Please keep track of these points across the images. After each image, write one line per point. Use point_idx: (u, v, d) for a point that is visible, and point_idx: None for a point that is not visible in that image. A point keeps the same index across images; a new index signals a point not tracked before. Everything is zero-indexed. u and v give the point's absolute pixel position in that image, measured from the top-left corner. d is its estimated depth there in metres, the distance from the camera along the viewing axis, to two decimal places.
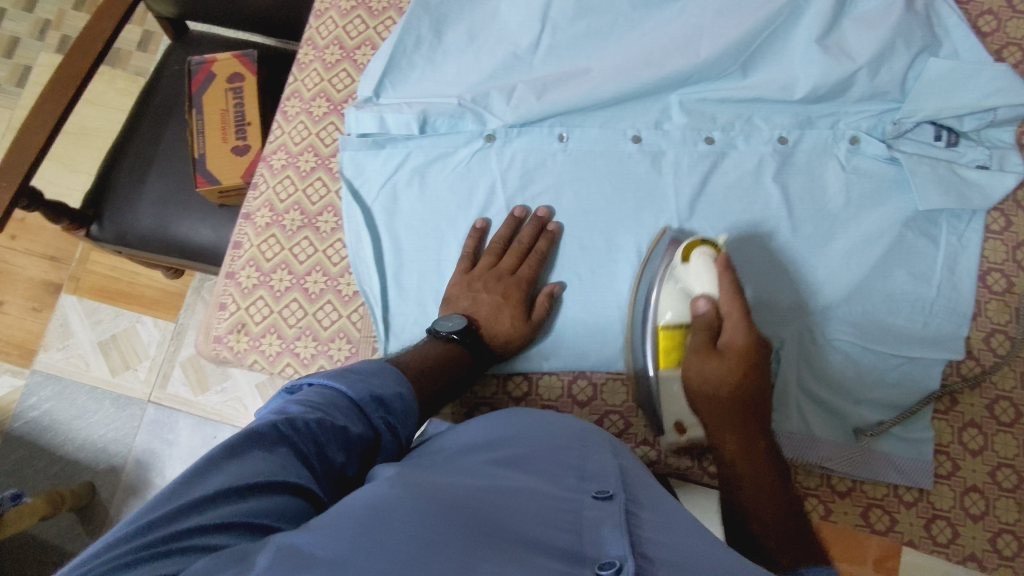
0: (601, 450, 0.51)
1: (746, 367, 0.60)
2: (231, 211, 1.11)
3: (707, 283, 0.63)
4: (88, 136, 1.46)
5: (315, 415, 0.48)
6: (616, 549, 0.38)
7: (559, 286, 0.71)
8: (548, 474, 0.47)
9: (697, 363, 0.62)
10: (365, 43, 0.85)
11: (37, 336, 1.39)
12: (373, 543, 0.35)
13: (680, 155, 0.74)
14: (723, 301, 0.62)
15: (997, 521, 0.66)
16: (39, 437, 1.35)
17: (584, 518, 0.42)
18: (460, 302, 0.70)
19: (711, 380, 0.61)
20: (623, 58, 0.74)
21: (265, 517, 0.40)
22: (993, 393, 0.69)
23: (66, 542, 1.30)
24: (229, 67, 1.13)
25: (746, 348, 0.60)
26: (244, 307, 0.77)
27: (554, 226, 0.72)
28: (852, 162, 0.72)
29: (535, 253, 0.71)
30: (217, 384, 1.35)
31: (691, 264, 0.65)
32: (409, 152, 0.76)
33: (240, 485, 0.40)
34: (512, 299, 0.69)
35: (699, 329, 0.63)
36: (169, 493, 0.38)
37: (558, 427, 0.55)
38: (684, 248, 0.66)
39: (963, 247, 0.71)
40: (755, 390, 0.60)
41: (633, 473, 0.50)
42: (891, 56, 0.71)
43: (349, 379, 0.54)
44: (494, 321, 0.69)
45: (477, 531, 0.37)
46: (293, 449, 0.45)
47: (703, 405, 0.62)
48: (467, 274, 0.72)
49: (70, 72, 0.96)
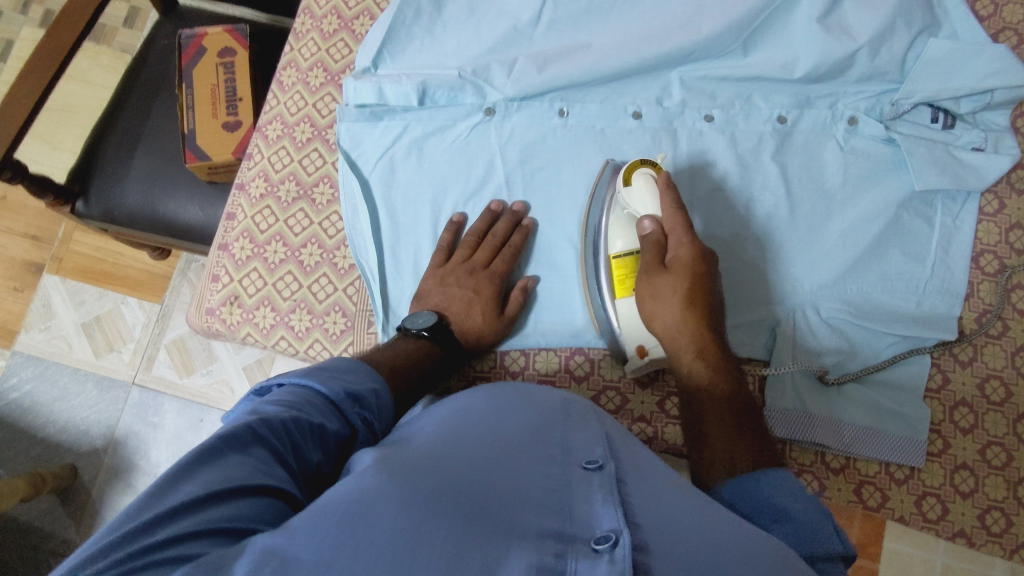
0: (584, 421, 0.50)
1: (692, 273, 0.61)
2: (219, 188, 1.09)
3: (649, 203, 0.65)
4: (72, 113, 1.43)
5: (290, 413, 0.47)
6: (609, 522, 0.38)
7: (533, 280, 0.72)
8: (531, 446, 0.45)
9: (648, 284, 0.63)
10: (363, 14, 0.84)
11: (19, 317, 1.36)
12: (358, 540, 0.35)
13: (679, 133, 0.74)
14: (668, 216, 0.63)
15: (986, 499, 0.66)
16: (20, 418, 1.32)
17: (572, 493, 0.41)
18: (431, 298, 0.70)
19: (662, 296, 0.62)
20: (623, 34, 0.74)
21: (248, 518, 0.38)
22: (984, 372, 0.69)
23: (48, 523, 1.28)
24: (220, 42, 1.11)
25: (692, 258, 0.61)
26: (238, 280, 0.76)
27: (528, 222, 0.73)
28: (850, 142, 0.73)
29: (508, 246, 0.71)
30: (203, 366, 1.34)
31: (632, 187, 0.66)
32: (407, 125, 0.76)
33: (217, 490, 0.39)
34: (483, 295, 0.69)
35: (648, 249, 0.63)
36: (145, 500, 0.37)
37: (541, 401, 0.52)
38: (625, 173, 0.67)
39: (957, 229, 0.72)
40: (706, 297, 0.61)
41: (618, 440, 0.49)
42: (892, 36, 0.71)
43: (320, 376, 0.53)
44: (465, 317, 0.68)
45: (462, 517, 0.37)
46: (269, 449, 0.43)
47: (658, 325, 0.62)
48: (441, 268, 0.72)
49: (55, 45, 0.94)
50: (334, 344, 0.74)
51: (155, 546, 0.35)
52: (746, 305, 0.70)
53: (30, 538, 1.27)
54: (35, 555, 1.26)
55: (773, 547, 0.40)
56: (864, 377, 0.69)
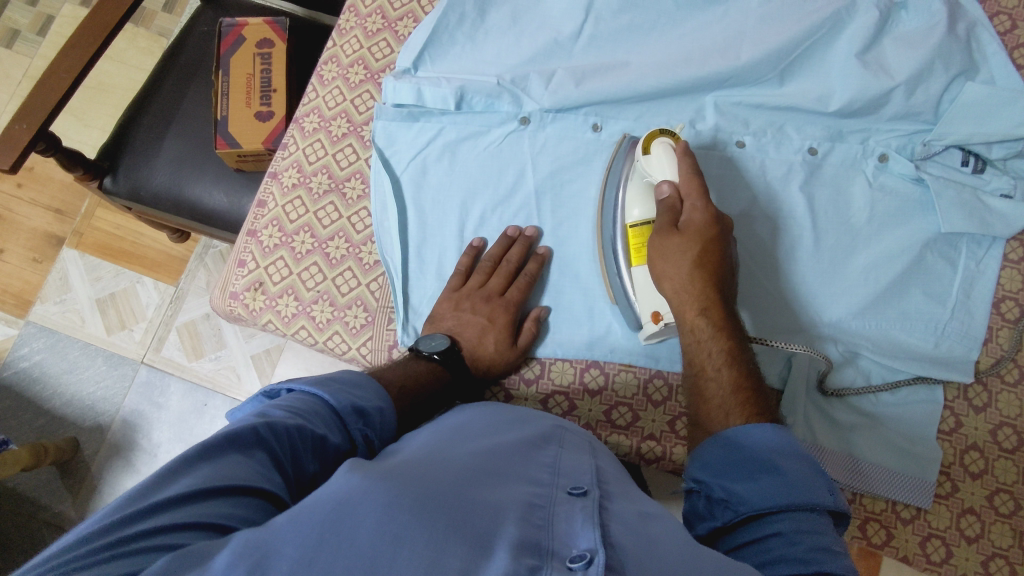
0: (577, 450, 0.51)
1: (704, 239, 0.61)
2: (246, 176, 1.10)
3: (669, 170, 0.65)
4: (106, 92, 1.45)
5: (295, 421, 0.47)
6: (586, 541, 0.38)
7: (545, 311, 0.73)
8: (521, 466, 0.46)
9: (659, 242, 0.63)
10: (408, 16, 0.85)
11: (36, 288, 1.38)
12: (339, 543, 0.34)
13: (711, 156, 0.75)
14: (684, 181, 0.64)
15: (991, 545, 0.65)
16: (27, 387, 1.33)
17: (555, 511, 0.41)
18: (445, 321, 0.71)
19: (673, 256, 0.62)
20: (662, 55, 0.75)
21: (238, 517, 0.38)
22: (997, 419, 0.69)
23: (46, 494, 1.28)
24: (260, 33, 1.13)
25: (706, 222, 0.62)
26: (264, 267, 0.77)
27: (544, 250, 0.73)
28: (878, 179, 0.73)
29: (524, 275, 0.72)
30: (212, 351, 1.34)
31: (651, 155, 0.66)
32: (441, 128, 0.77)
33: (208, 486, 0.39)
34: (498, 323, 0.69)
35: (661, 212, 0.64)
36: (143, 488, 0.37)
37: (535, 425, 0.54)
38: (644, 141, 0.67)
39: (980, 273, 0.71)
40: (716, 260, 0.61)
41: (608, 472, 0.50)
42: (928, 78, 0.71)
43: (331, 388, 0.53)
44: (477, 345, 0.69)
45: (445, 522, 0.37)
46: (269, 454, 0.43)
47: (668, 285, 0.63)
48: (457, 292, 0.72)
49: (98, 24, 0.95)
50: (353, 337, 0.74)
51: (146, 533, 0.35)
52: (763, 331, 0.71)
53: (27, 507, 1.27)
54: (29, 525, 1.26)
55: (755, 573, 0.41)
56: (875, 415, 0.69)
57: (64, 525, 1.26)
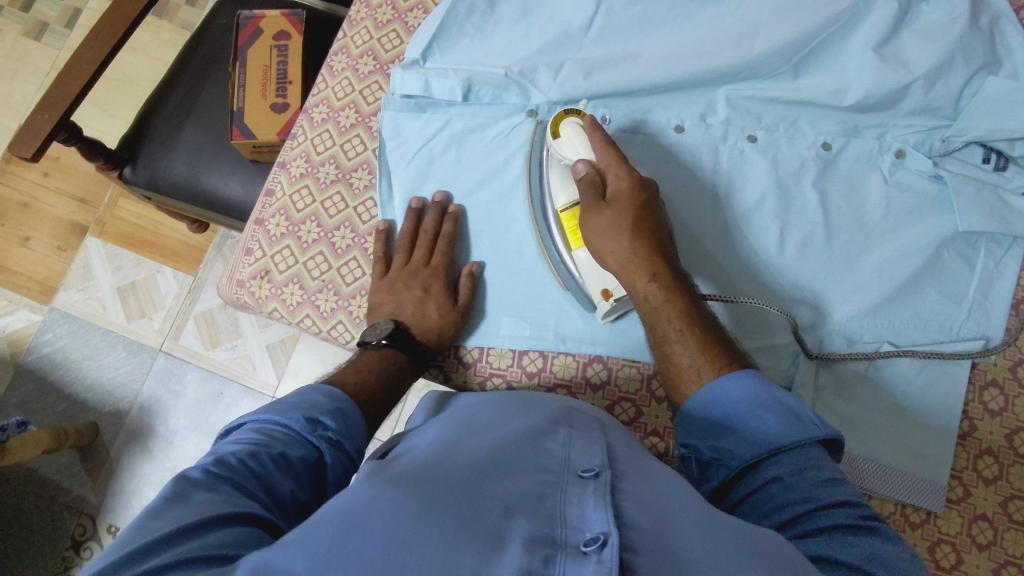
0: (587, 430, 0.50)
1: (635, 203, 0.62)
2: (261, 168, 1.11)
3: (580, 149, 0.66)
4: (129, 84, 1.48)
5: (248, 450, 0.47)
6: (599, 525, 0.37)
7: (478, 265, 0.74)
8: (528, 451, 0.45)
9: (592, 219, 0.63)
10: (418, 7, 0.85)
11: (59, 275, 1.40)
12: (348, 553, 0.34)
13: (721, 150, 0.74)
14: (600, 154, 0.65)
15: (1004, 553, 0.63)
16: (50, 372, 1.36)
17: (566, 497, 0.40)
18: (384, 308, 0.71)
19: (610, 235, 0.62)
20: (673, 47, 0.74)
21: (234, 540, 0.39)
22: (1014, 423, 0.67)
23: (66, 477, 1.31)
24: (276, 25, 1.13)
25: (632, 188, 0.63)
26: (270, 255, 0.78)
27: (452, 207, 0.74)
28: (895, 175, 0.72)
29: (442, 237, 0.73)
30: (228, 341, 1.36)
31: (560, 138, 0.68)
32: (449, 119, 0.77)
33: (198, 520, 0.39)
34: (434, 291, 0.71)
35: (585, 191, 0.64)
36: (132, 536, 0.38)
37: (543, 410, 0.53)
38: (552, 126, 0.69)
39: (999, 274, 0.69)
40: (652, 223, 0.62)
41: (620, 448, 0.49)
42: (948, 72, 0.70)
43: (280, 409, 0.53)
44: (422, 318, 0.70)
45: (453, 522, 0.36)
46: (235, 485, 0.44)
47: (611, 261, 0.62)
48: (386, 278, 0.73)
49: (120, 16, 0.97)
50: (356, 327, 0.75)
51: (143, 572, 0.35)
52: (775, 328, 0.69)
53: (49, 489, 1.30)
54: (51, 506, 1.29)
55: (780, 545, 0.40)
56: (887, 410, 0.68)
57: (83, 508, 1.28)
